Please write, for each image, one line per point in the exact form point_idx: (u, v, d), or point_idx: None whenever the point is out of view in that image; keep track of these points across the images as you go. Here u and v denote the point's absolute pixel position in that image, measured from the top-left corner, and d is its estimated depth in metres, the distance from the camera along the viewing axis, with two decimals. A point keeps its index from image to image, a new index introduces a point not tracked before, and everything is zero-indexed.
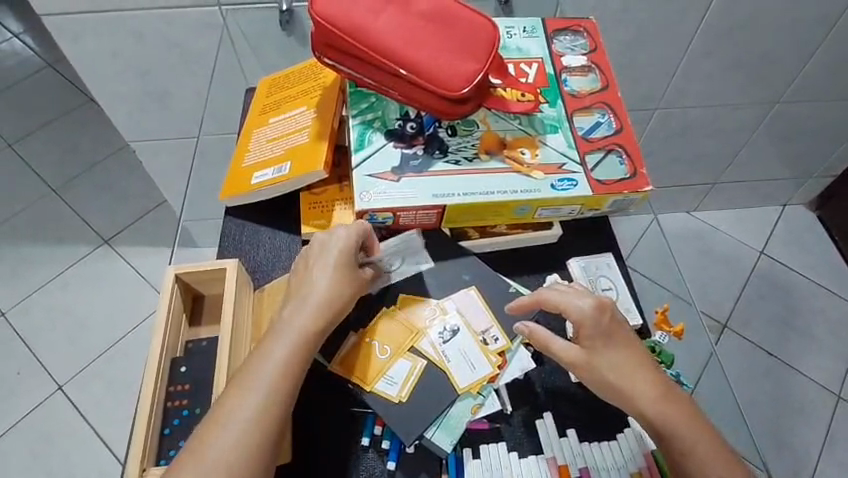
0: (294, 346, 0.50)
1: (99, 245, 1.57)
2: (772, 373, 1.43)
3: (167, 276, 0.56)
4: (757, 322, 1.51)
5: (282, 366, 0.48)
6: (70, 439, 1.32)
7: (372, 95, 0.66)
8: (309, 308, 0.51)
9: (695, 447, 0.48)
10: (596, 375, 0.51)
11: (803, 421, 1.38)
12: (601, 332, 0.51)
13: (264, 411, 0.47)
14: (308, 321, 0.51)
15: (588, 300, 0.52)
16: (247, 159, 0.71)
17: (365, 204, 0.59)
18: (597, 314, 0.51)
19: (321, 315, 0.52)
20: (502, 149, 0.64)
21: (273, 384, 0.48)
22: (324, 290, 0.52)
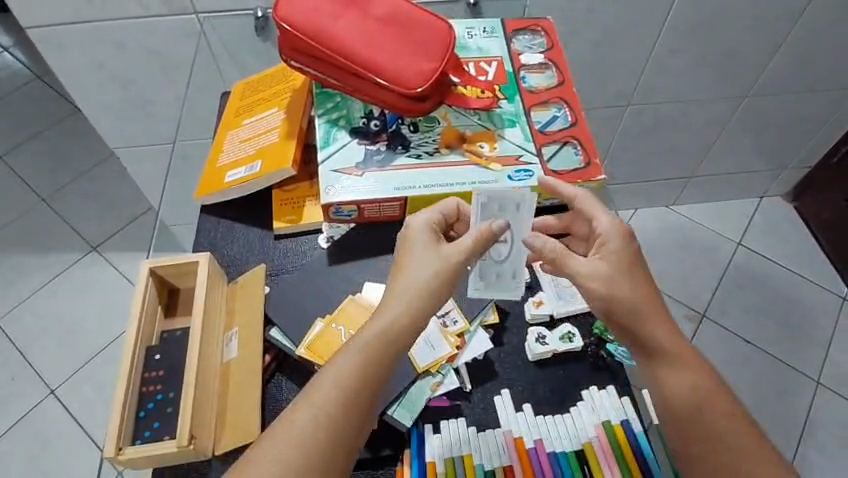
0: (388, 327, 0.47)
1: (88, 252, 1.59)
2: (752, 360, 1.47)
3: (142, 270, 0.59)
4: (736, 311, 1.54)
5: (373, 348, 0.46)
6: (61, 443, 1.33)
7: (337, 95, 0.70)
8: (406, 286, 0.49)
9: (693, 380, 0.49)
10: (609, 286, 0.51)
11: (782, 406, 1.41)
12: (626, 252, 0.53)
13: (347, 393, 0.45)
14: (406, 299, 0.49)
15: (618, 224, 0.55)
16: (221, 159, 0.74)
17: (330, 198, 0.62)
18: (624, 236, 0.54)
19: (419, 294, 0.49)
20: (461, 144, 0.67)
21: (361, 365, 0.46)
22: (424, 269, 0.50)
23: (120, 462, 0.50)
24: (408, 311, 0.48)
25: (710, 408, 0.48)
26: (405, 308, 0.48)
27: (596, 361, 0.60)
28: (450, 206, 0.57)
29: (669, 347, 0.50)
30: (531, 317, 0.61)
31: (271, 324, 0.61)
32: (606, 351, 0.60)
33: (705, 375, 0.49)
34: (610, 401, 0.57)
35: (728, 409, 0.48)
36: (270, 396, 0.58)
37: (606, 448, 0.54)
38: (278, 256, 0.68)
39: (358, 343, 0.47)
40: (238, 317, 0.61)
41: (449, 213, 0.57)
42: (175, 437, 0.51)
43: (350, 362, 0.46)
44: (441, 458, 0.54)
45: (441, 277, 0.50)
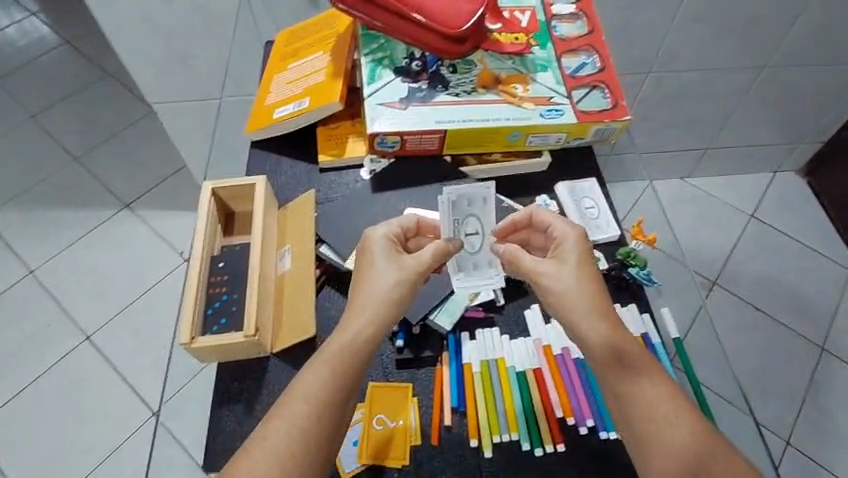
0: (353, 340, 0.48)
1: (121, 209, 1.66)
2: (761, 327, 1.51)
3: (205, 189, 0.65)
4: (746, 280, 1.58)
5: (341, 361, 0.47)
6: (98, 384, 1.41)
7: (381, 37, 0.74)
8: (368, 300, 0.51)
9: (651, 379, 0.47)
10: (561, 284, 0.52)
11: (788, 370, 1.45)
12: (579, 254, 0.53)
13: (319, 406, 0.45)
14: (368, 313, 0.50)
15: (572, 226, 0.55)
16: (270, 99, 0.79)
17: (376, 127, 0.67)
18: (578, 238, 0.54)
19: (383, 307, 0.51)
20: (497, 85, 0.72)
21: (330, 378, 0.46)
22: (384, 283, 0.52)
23: (193, 350, 0.56)
24: (372, 325, 0.50)
25: (664, 405, 0.46)
26: (369, 318, 0.50)
27: (618, 281, 0.65)
28: (406, 222, 0.58)
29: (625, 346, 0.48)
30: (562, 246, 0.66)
31: (320, 242, 0.67)
32: (628, 275, 0.64)
33: (665, 376, 0.48)
34: (631, 317, 0.62)
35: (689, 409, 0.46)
36: (320, 305, 0.63)
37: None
38: (323, 186, 0.74)
39: (323, 358, 0.48)
40: (292, 236, 0.66)
41: (407, 225, 0.58)
42: (241, 330, 0.57)
43: (318, 375, 0.46)
44: (477, 360, 0.59)
45: (402, 289, 0.52)
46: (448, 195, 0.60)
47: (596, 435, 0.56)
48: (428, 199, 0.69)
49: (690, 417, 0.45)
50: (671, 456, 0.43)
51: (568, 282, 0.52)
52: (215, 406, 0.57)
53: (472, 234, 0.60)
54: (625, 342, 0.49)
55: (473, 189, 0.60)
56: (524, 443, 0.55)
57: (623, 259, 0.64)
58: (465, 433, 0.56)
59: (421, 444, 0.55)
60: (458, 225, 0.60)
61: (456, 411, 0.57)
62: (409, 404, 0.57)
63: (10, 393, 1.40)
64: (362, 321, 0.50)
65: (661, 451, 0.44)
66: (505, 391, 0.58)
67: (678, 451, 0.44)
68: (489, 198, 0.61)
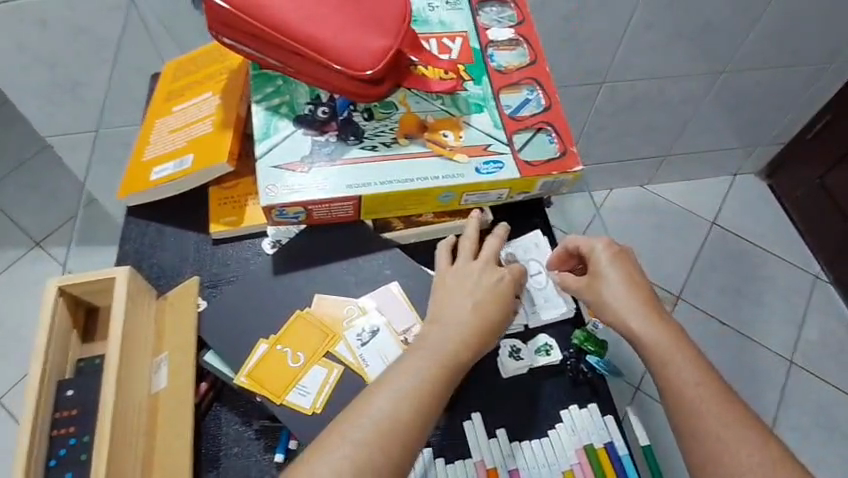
0: (452, 340, 0.47)
1: (31, 248, 1.47)
2: (727, 342, 1.44)
3: (49, 290, 0.50)
4: (711, 292, 1.50)
5: (440, 359, 0.45)
6: (5, 457, 1.23)
7: (278, 78, 0.60)
8: (466, 308, 0.49)
9: (698, 386, 0.45)
10: (598, 299, 0.51)
11: (760, 388, 1.38)
12: (614, 265, 0.52)
13: (415, 398, 0.43)
14: (465, 316, 0.48)
15: (599, 237, 0.53)
16: (147, 153, 0.64)
17: (271, 199, 0.54)
18: (608, 251, 0.52)
19: (481, 313, 0.49)
20: (422, 133, 0.60)
21: (431, 374, 0.45)
22: (479, 290, 0.50)
23: None
24: (471, 331, 0.48)
25: (715, 410, 0.44)
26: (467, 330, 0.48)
27: (575, 376, 0.53)
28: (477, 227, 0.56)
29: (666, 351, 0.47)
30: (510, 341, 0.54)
31: (206, 346, 0.54)
32: (587, 366, 0.53)
33: (714, 378, 0.46)
34: (591, 420, 0.51)
35: (743, 418, 0.44)
36: (208, 432, 0.51)
37: (589, 475, 0.49)
38: (216, 264, 0.60)
39: (422, 352, 0.46)
40: (169, 341, 0.53)
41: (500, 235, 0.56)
42: None
43: (418, 369, 0.45)
44: None
45: (500, 300, 0.50)
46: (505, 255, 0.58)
47: None
48: (342, 278, 0.56)
49: (738, 426, 0.43)
50: (717, 464, 0.42)
51: (611, 293, 0.50)
52: None
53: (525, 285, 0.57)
54: (671, 344, 0.47)
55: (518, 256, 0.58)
56: None
57: (580, 343, 0.54)
58: None
59: None
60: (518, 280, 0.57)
61: None
62: None
63: None
64: (459, 322, 0.48)
65: (707, 460, 0.43)
66: None
67: (729, 461, 0.42)
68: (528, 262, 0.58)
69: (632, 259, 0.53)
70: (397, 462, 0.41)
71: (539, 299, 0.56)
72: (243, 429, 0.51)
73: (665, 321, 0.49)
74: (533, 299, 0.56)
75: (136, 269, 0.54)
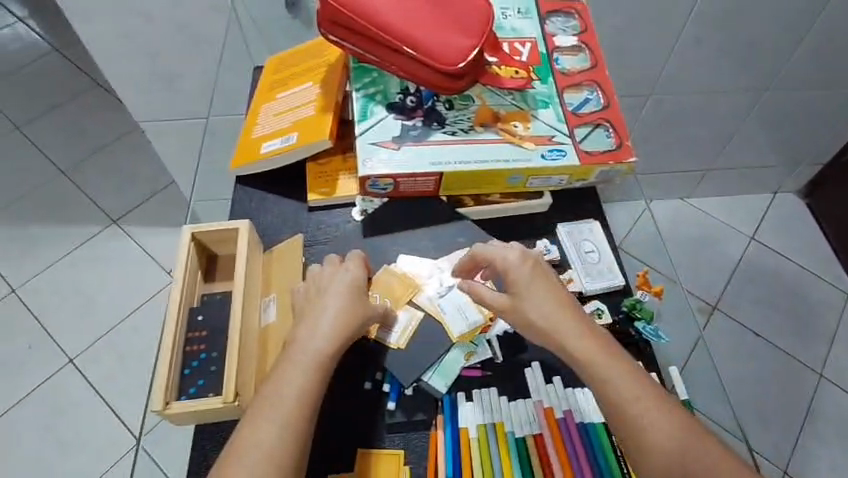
0: (321, 342, 0.52)
1: (107, 225, 1.61)
2: (762, 352, 1.47)
3: (184, 235, 0.61)
4: (747, 304, 1.54)
5: (308, 362, 0.51)
6: (79, 409, 1.35)
7: (374, 71, 0.71)
8: (318, 323, 0.53)
9: (615, 377, 0.50)
10: (522, 315, 0.54)
11: (789, 398, 1.40)
12: (528, 279, 0.54)
13: (300, 400, 0.49)
14: (327, 324, 0.53)
15: (511, 248, 0.56)
16: (256, 131, 0.75)
17: (368, 170, 0.63)
18: (523, 263, 0.55)
19: (344, 315, 0.54)
20: (496, 122, 0.68)
21: (305, 380, 0.50)
22: (342, 298, 0.54)
23: (168, 416, 0.52)
24: (338, 332, 0.53)
25: (636, 394, 0.50)
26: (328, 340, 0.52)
27: (623, 337, 0.63)
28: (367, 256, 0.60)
29: (582, 354, 0.52)
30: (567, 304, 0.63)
31: None
32: (635, 329, 0.62)
33: (620, 361, 0.51)
34: None
35: (650, 389, 0.50)
36: None
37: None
38: (311, 227, 0.70)
39: (293, 364, 0.51)
40: (277, 284, 0.63)
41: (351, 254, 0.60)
42: (220, 394, 0.53)
43: (293, 377, 0.50)
44: (474, 425, 0.56)
45: (359, 302, 0.55)
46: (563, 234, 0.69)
47: None
48: (421, 243, 0.66)
49: (652, 402, 0.50)
50: (646, 444, 0.48)
51: (537, 307, 0.54)
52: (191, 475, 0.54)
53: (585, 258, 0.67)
54: (590, 348, 0.52)
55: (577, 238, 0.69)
56: None
57: (629, 310, 0.62)
58: None
59: None
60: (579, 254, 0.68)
61: None
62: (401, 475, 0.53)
63: None
64: (322, 328, 0.53)
65: (638, 443, 0.48)
66: (504, 461, 0.54)
67: (655, 439, 0.48)
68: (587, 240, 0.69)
69: (544, 267, 0.56)
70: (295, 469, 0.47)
71: (594, 271, 0.66)
72: None
73: (577, 321, 0.53)
74: (588, 270, 0.66)
75: (251, 224, 0.65)
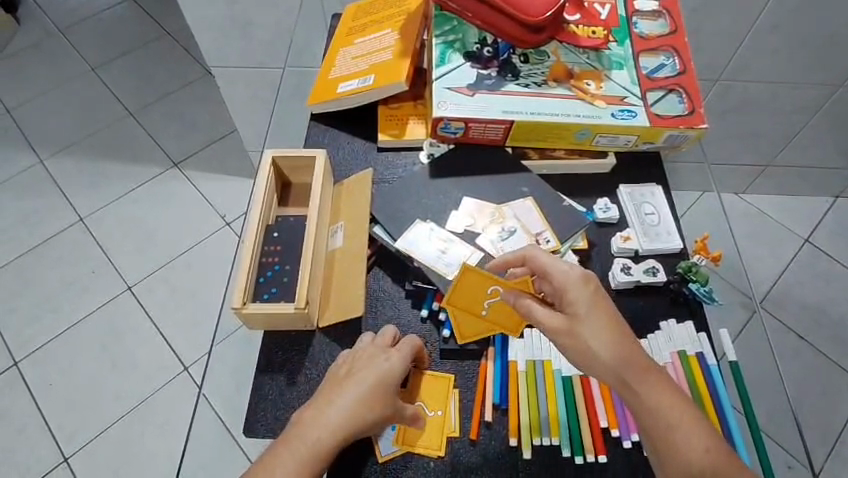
0: (315, 446, 0.47)
1: (169, 168, 1.62)
2: (824, 355, 1.35)
3: (266, 159, 0.66)
4: (814, 302, 1.42)
5: (307, 455, 0.47)
6: (134, 335, 1.36)
7: (454, 19, 0.72)
8: (366, 372, 0.51)
9: (655, 392, 0.46)
10: (576, 341, 0.48)
11: (842, 405, 1.28)
12: (586, 303, 0.49)
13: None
14: (356, 389, 0.50)
15: (574, 269, 0.50)
16: (333, 72, 0.78)
17: (441, 112, 0.66)
18: (581, 285, 0.49)
19: (354, 422, 0.49)
20: (569, 79, 0.69)
21: (336, 418, 0.49)
22: (377, 369, 0.52)
23: (243, 315, 0.58)
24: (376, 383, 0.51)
25: (668, 416, 0.45)
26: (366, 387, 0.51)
27: (677, 296, 0.64)
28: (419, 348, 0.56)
29: (606, 375, 0.47)
30: (626, 264, 0.65)
31: (374, 222, 0.67)
32: (688, 290, 0.64)
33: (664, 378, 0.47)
34: (685, 334, 0.62)
35: (692, 418, 0.45)
36: (370, 285, 0.65)
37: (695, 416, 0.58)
38: (381, 166, 0.73)
39: (291, 454, 0.47)
40: (344, 214, 0.67)
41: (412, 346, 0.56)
42: (292, 302, 0.58)
43: (285, 471, 0.46)
44: (523, 360, 0.60)
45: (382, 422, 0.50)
46: (625, 193, 0.70)
47: (639, 450, 0.55)
48: (486, 188, 0.68)
49: (688, 424, 0.45)
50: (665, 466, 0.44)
51: (586, 339, 0.48)
52: (259, 372, 0.60)
53: (648, 218, 0.69)
54: (629, 360, 0.47)
55: (640, 199, 0.70)
56: (564, 449, 0.55)
57: (684, 273, 0.64)
58: (505, 432, 0.56)
59: (460, 436, 0.56)
60: (639, 216, 0.69)
61: (497, 408, 0.57)
62: (450, 396, 0.58)
63: (50, 332, 1.37)
64: (328, 421, 0.48)
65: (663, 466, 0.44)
66: (550, 394, 0.58)
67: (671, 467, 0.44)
68: (649, 200, 0.70)
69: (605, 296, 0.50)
70: None
71: (650, 232, 0.68)
72: (398, 288, 0.65)
73: (629, 339, 0.48)
74: (646, 231, 0.68)
75: (325, 156, 0.69)
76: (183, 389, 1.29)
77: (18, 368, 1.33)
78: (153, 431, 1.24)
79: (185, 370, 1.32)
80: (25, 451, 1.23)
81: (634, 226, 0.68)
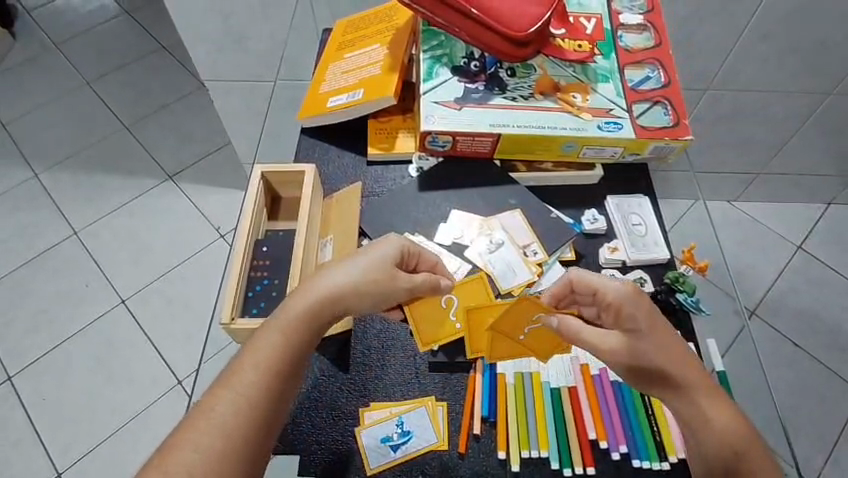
0: (304, 313, 0.49)
1: (164, 180, 1.63)
2: (820, 362, 1.34)
3: (256, 173, 0.67)
4: (807, 309, 1.42)
5: (304, 316, 0.49)
6: (128, 349, 1.36)
7: (441, 34, 0.73)
8: (369, 251, 0.54)
9: (713, 404, 0.47)
10: (632, 357, 0.49)
11: (838, 412, 1.28)
12: (642, 317, 0.49)
13: (267, 379, 0.46)
14: (359, 263, 0.53)
15: (627, 285, 0.51)
16: (323, 87, 0.79)
17: (429, 126, 0.67)
18: (633, 297, 0.50)
19: (348, 292, 0.51)
20: (555, 92, 0.70)
21: (339, 283, 0.51)
22: (385, 247, 0.54)
23: (232, 330, 0.58)
24: (377, 260, 0.53)
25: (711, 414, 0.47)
26: (366, 261, 0.53)
27: (664, 306, 0.65)
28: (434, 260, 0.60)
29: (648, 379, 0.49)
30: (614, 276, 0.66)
31: (363, 235, 0.67)
32: (675, 300, 0.64)
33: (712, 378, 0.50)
34: None
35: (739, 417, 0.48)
36: None
37: None
38: (371, 178, 0.74)
39: (278, 324, 0.48)
40: (334, 227, 0.67)
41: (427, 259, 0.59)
42: None
43: (273, 338, 0.48)
44: (511, 372, 0.60)
45: (377, 290, 0.53)
46: (613, 202, 0.71)
47: (628, 461, 0.56)
48: (474, 200, 0.69)
49: (741, 430, 0.47)
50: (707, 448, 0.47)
51: (644, 360, 0.49)
52: None
53: (636, 228, 0.70)
54: (688, 376, 0.48)
55: (628, 209, 0.71)
56: (553, 462, 0.55)
57: (672, 282, 0.64)
58: (493, 444, 0.56)
59: (449, 450, 0.56)
60: (626, 224, 0.70)
61: (486, 421, 0.58)
62: (438, 410, 0.58)
63: (44, 347, 1.37)
64: (329, 285, 0.51)
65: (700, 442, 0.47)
66: (538, 405, 0.58)
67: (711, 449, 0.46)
68: (637, 208, 0.71)
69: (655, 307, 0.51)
70: (288, 356, 0.47)
71: (638, 243, 0.68)
72: None
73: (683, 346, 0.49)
74: (634, 241, 0.68)
75: (314, 170, 0.70)
76: (177, 402, 1.28)
77: (12, 383, 1.32)
78: (147, 446, 1.24)
79: (179, 383, 1.31)
80: (18, 468, 1.22)
81: (622, 236, 0.69)
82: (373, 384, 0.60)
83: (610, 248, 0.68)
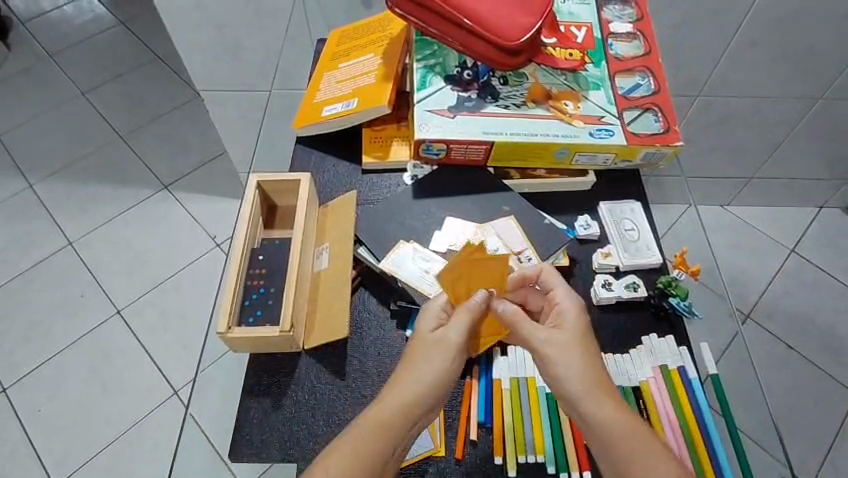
0: (392, 422, 0.45)
1: (159, 190, 1.63)
2: (815, 365, 1.35)
3: (252, 183, 0.68)
4: (801, 312, 1.43)
5: (386, 424, 0.45)
6: (124, 359, 1.35)
7: (434, 44, 0.74)
8: (445, 341, 0.50)
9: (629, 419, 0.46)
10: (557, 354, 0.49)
11: (834, 415, 1.28)
12: (574, 326, 0.51)
13: None
14: (441, 359, 0.49)
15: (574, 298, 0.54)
16: (318, 96, 0.79)
17: (423, 134, 0.67)
18: (573, 309, 0.53)
19: (428, 392, 0.47)
20: (547, 100, 0.71)
21: (427, 385, 0.48)
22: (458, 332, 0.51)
23: (229, 339, 0.58)
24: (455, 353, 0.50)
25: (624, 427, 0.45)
26: (447, 355, 0.49)
27: (657, 310, 0.65)
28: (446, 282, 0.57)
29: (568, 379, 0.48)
30: (608, 281, 0.66)
31: (358, 243, 0.68)
32: (668, 304, 0.65)
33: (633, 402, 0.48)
34: (664, 349, 0.63)
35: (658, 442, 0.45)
36: (355, 307, 0.66)
37: (677, 431, 0.59)
38: (366, 186, 0.75)
39: (359, 430, 0.45)
40: (330, 234, 0.68)
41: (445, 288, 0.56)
42: (277, 325, 0.59)
43: (350, 448, 0.44)
44: (507, 377, 0.61)
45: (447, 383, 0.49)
46: (606, 207, 0.72)
47: None
48: (468, 208, 0.69)
49: (658, 453, 0.44)
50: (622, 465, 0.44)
51: (566, 371, 0.48)
52: (245, 396, 0.60)
53: (630, 233, 0.71)
54: (607, 391, 0.47)
55: (621, 214, 0.72)
56: (549, 466, 0.56)
57: (665, 287, 0.65)
58: (490, 450, 0.57)
59: (446, 456, 0.56)
60: (619, 229, 0.71)
61: (482, 426, 0.58)
62: (435, 416, 0.58)
63: (39, 358, 1.36)
64: (416, 385, 0.47)
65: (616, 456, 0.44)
66: (534, 410, 0.58)
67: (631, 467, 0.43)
68: (630, 213, 0.72)
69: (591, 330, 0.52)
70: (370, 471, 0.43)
71: (630, 248, 0.69)
72: (382, 309, 0.66)
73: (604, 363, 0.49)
74: (626, 247, 0.69)
75: (310, 178, 0.70)
76: (173, 413, 1.28)
77: (6, 394, 1.31)
78: (142, 457, 1.23)
79: (174, 393, 1.31)
80: None
81: (616, 242, 0.70)
82: (371, 390, 0.60)
83: (603, 253, 0.69)
